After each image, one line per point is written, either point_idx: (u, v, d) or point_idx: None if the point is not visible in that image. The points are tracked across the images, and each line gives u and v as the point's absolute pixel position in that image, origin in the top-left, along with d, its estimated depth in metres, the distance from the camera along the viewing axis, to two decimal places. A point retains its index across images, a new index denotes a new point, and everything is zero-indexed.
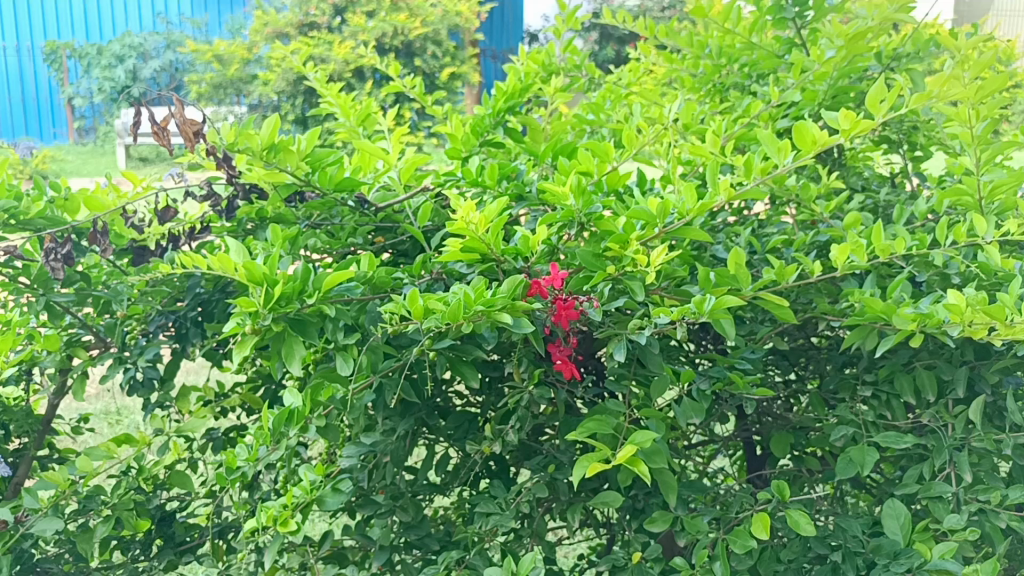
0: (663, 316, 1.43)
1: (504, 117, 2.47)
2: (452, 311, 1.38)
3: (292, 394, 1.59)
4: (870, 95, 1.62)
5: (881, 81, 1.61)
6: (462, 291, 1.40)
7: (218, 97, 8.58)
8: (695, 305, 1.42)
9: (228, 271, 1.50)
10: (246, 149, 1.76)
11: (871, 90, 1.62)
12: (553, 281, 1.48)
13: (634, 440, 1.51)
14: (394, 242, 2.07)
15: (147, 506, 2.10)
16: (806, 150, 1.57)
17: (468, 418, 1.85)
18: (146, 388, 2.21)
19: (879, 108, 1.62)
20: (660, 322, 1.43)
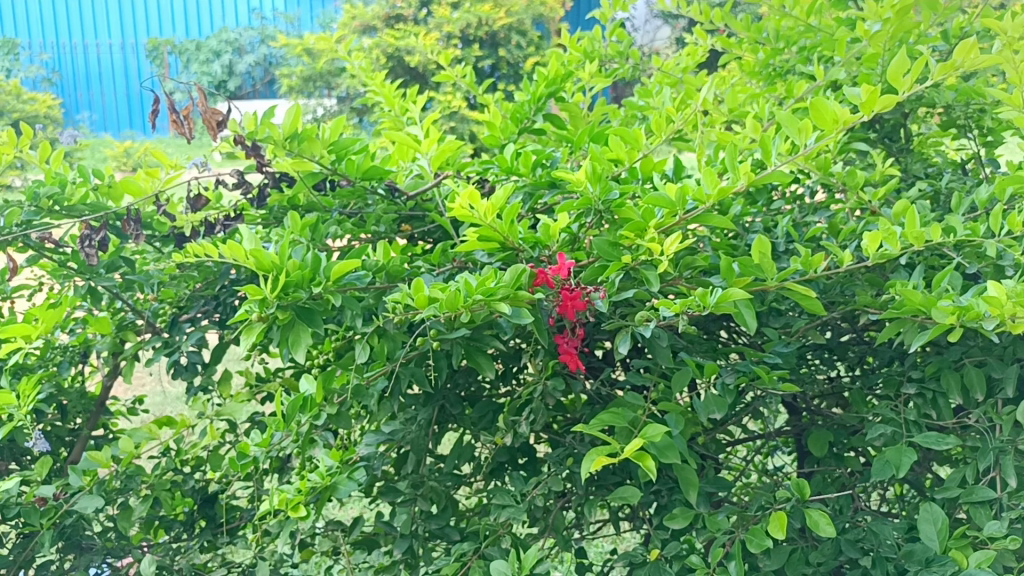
0: (666, 308, 1.38)
1: (546, 103, 2.43)
2: (449, 301, 1.36)
3: (307, 380, 1.61)
4: (890, 69, 1.53)
5: (901, 54, 1.53)
6: (462, 280, 1.38)
7: (307, 91, 8.63)
8: (699, 296, 1.36)
9: (239, 259, 1.51)
10: (267, 136, 1.78)
11: (892, 63, 1.53)
12: (559, 271, 1.44)
13: (645, 434, 1.45)
14: (424, 231, 2.06)
15: (187, 488, 2.13)
16: (828, 129, 1.47)
17: (493, 404, 1.84)
18: (189, 373, 2.26)
19: (902, 83, 1.54)
20: (664, 315, 1.38)
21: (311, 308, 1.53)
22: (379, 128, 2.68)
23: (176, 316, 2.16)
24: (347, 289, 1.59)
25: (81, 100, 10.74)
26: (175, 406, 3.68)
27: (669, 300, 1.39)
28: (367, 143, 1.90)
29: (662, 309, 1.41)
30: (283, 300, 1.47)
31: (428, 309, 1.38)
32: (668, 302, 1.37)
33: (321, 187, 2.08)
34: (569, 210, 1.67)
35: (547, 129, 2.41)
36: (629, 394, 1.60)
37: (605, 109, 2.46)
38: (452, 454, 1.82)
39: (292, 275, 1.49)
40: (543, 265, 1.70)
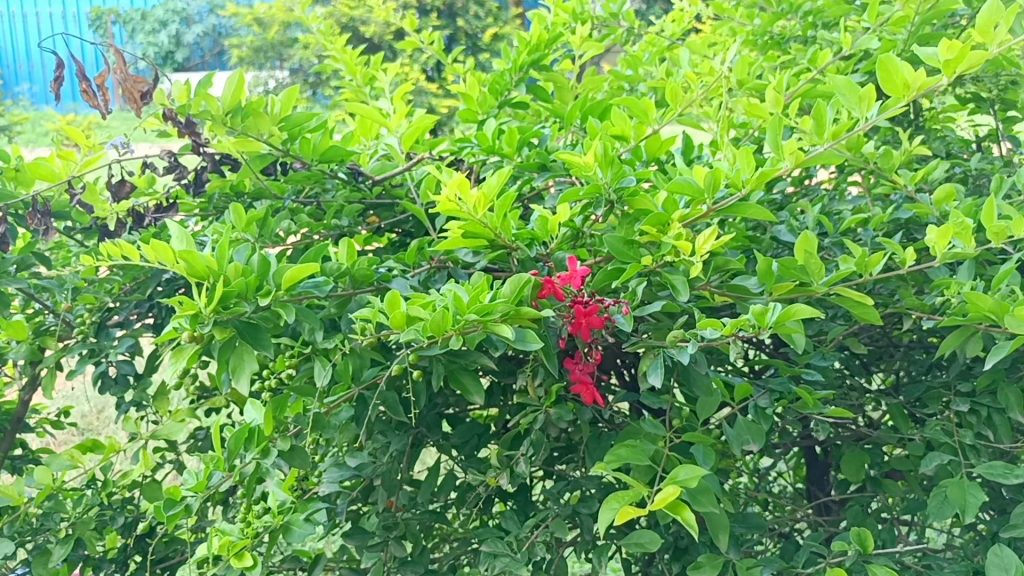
0: (711, 328, 1.08)
1: (528, 72, 2.13)
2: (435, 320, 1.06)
3: (253, 408, 1.26)
4: (980, 20, 1.33)
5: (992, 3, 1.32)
6: (452, 293, 1.09)
7: (258, 62, 8.12)
8: (753, 316, 1.07)
9: (166, 263, 1.19)
10: (204, 109, 1.45)
11: (981, 16, 1.32)
12: (572, 280, 1.13)
13: (676, 477, 1.18)
14: (393, 222, 1.76)
15: (117, 525, 1.82)
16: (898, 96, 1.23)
17: (478, 426, 1.56)
18: (120, 387, 1.94)
19: (994, 38, 1.32)
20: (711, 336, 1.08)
21: (257, 323, 1.21)
22: (336, 100, 2.36)
23: (101, 321, 1.79)
24: (303, 300, 1.27)
25: (18, 71, 10.11)
26: (112, 427, 3.39)
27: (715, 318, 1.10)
28: (324, 118, 1.60)
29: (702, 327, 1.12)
30: (220, 315, 1.16)
31: (407, 329, 1.08)
32: (715, 321, 1.08)
33: (271, 170, 1.78)
34: (572, 199, 1.39)
35: (528, 103, 2.12)
36: (645, 423, 1.33)
37: (594, 80, 2.18)
38: (429, 488, 1.53)
39: (233, 284, 1.17)
40: (540, 266, 1.43)
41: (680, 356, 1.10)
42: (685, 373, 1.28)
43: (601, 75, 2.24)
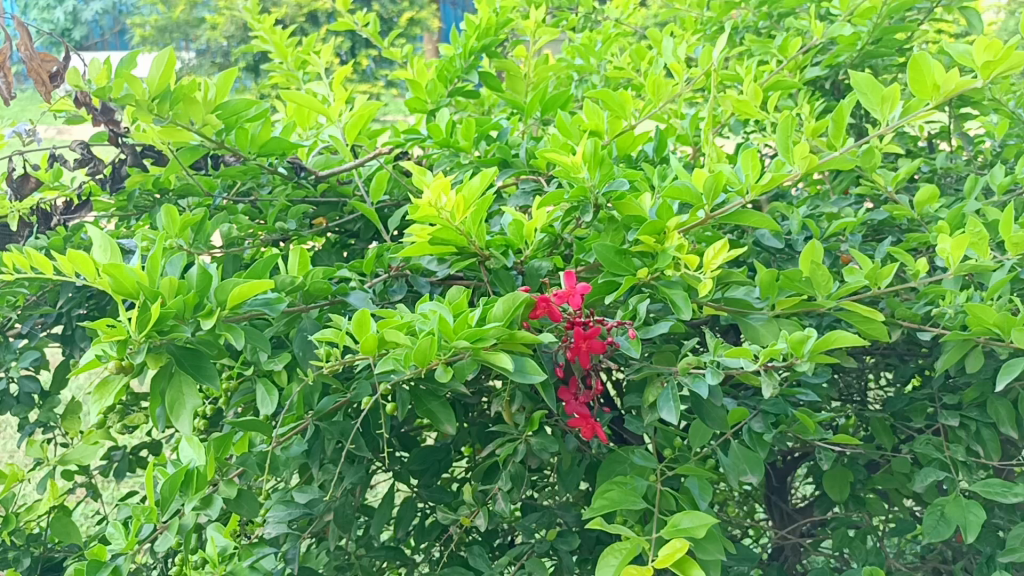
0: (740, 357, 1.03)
1: (478, 59, 1.96)
2: (421, 351, 0.92)
3: (190, 447, 1.10)
4: None
5: None
6: (437, 316, 0.94)
7: (164, 42, 7.67)
8: (788, 343, 1.02)
9: (85, 278, 1.00)
10: (124, 93, 1.22)
11: None
12: (569, 298, 1.03)
13: (680, 526, 1.04)
14: (338, 222, 1.58)
15: (21, 569, 1.58)
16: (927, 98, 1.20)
17: (440, 451, 1.41)
18: (22, 407, 1.72)
19: None
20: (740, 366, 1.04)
21: (197, 348, 1.02)
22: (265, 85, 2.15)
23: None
24: (249, 319, 1.09)
25: None
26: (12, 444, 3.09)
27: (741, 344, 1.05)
28: (264, 107, 1.41)
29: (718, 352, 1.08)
30: (153, 341, 0.98)
31: (386, 361, 0.96)
32: (745, 351, 1.03)
33: (198, 164, 1.58)
34: (552, 203, 1.25)
35: (478, 91, 1.95)
36: (633, 454, 1.19)
37: (547, 69, 2.03)
38: (386, 522, 1.38)
39: (168, 302, 0.99)
40: (515, 274, 1.28)
41: (698, 386, 1.06)
42: (696, 403, 1.16)
43: (553, 63, 2.09)
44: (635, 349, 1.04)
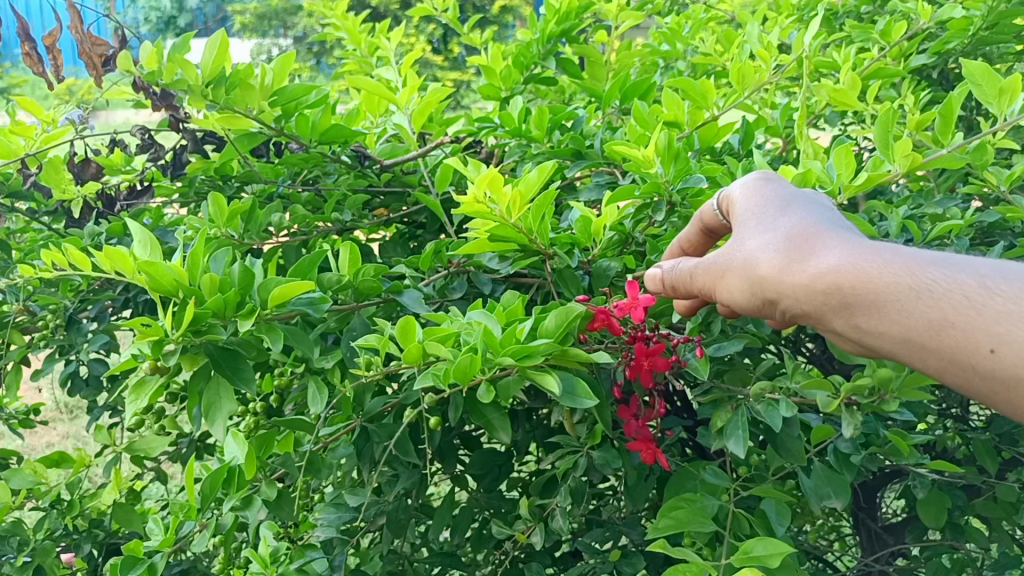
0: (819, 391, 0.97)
1: (558, 45, 1.87)
2: (460, 368, 0.88)
3: (234, 442, 1.02)
4: None
5: None
6: (481, 327, 0.89)
7: (262, 29, 7.79)
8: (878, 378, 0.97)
9: (124, 274, 0.96)
10: (178, 78, 1.21)
11: None
12: (632, 310, 0.96)
13: (752, 553, 0.93)
14: (404, 213, 1.52)
15: (81, 555, 1.51)
16: None
17: (499, 455, 1.34)
18: (91, 389, 1.65)
19: None
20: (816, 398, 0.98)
21: (236, 351, 0.98)
22: (341, 71, 2.11)
23: (62, 315, 1.51)
24: (294, 317, 1.03)
25: None
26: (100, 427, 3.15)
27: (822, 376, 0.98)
28: (324, 92, 1.36)
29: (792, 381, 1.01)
30: (189, 342, 0.93)
31: (425, 376, 0.91)
32: (824, 384, 0.97)
33: (261, 151, 1.55)
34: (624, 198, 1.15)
35: (557, 78, 1.86)
36: (704, 471, 1.09)
37: (629, 55, 1.92)
38: (445, 525, 1.27)
39: (207, 301, 0.94)
40: (581, 275, 1.20)
41: (773, 418, 0.97)
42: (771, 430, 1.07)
43: (637, 49, 1.98)
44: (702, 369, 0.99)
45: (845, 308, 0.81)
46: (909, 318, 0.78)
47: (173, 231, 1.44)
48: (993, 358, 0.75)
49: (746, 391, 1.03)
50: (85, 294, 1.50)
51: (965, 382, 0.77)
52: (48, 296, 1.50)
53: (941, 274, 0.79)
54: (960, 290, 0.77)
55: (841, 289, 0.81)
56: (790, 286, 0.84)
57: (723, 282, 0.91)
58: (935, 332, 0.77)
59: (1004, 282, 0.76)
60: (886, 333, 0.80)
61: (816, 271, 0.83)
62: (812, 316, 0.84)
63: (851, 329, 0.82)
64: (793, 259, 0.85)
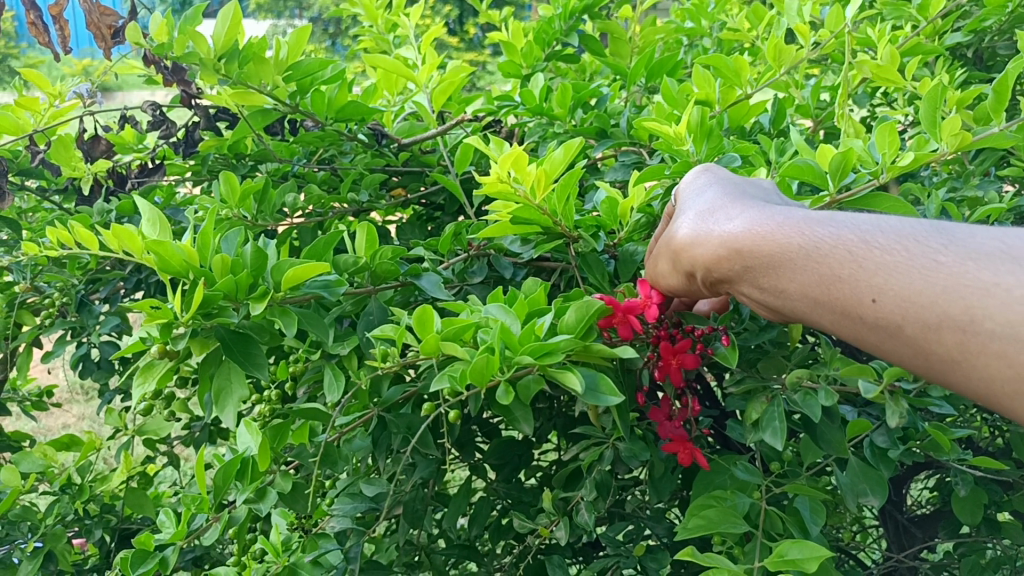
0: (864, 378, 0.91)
1: (580, 21, 1.81)
2: (477, 370, 0.84)
3: (247, 433, 0.99)
4: None
5: None
6: (499, 326, 0.85)
7: (278, 10, 7.73)
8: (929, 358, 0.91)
9: (134, 254, 0.93)
10: (190, 52, 1.17)
11: None
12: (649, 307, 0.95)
13: (786, 557, 0.89)
14: (422, 194, 1.48)
15: (93, 541, 1.47)
16: None
17: (519, 444, 1.29)
18: (103, 372, 1.61)
19: None
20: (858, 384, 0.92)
21: (248, 334, 0.93)
22: (357, 48, 2.05)
23: (72, 296, 1.47)
24: (307, 302, 0.99)
25: None
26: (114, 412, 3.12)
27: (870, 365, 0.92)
28: (341, 68, 1.32)
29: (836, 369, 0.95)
30: (199, 324, 0.89)
31: (440, 377, 0.87)
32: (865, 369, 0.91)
33: (275, 129, 1.51)
34: (652, 177, 1.10)
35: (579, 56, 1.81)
36: (735, 467, 1.04)
37: (653, 33, 1.86)
38: (461, 513, 1.23)
39: (218, 282, 0.89)
40: (607, 260, 1.15)
41: (810, 407, 0.93)
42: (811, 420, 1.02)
43: (661, 27, 1.93)
44: (732, 357, 0.93)
45: (745, 268, 0.83)
46: (798, 274, 0.79)
47: (185, 210, 1.41)
48: (875, 308, 0.73)
49: (782, 382, 0.99)
50: (95, 275, 1.46)
51: (857, 334, 0.75)
52: (57, 275, 1.46)
53: (829, 229, 0.78)
54: (844, 247, 0.76)
55: (738, 252, 0.83)
56: (700, 253, 0.87)
57: (661, 258, 0.94)
58: (823, 285, 0.77)
59: (885, 235, 0.75)
60: (784, 292, 0.80)
61: (720, 238, 0.85)
62: (724, 282, 0.86)
63: (755, 291, 0.83)
64: (703, 227, 0.88)
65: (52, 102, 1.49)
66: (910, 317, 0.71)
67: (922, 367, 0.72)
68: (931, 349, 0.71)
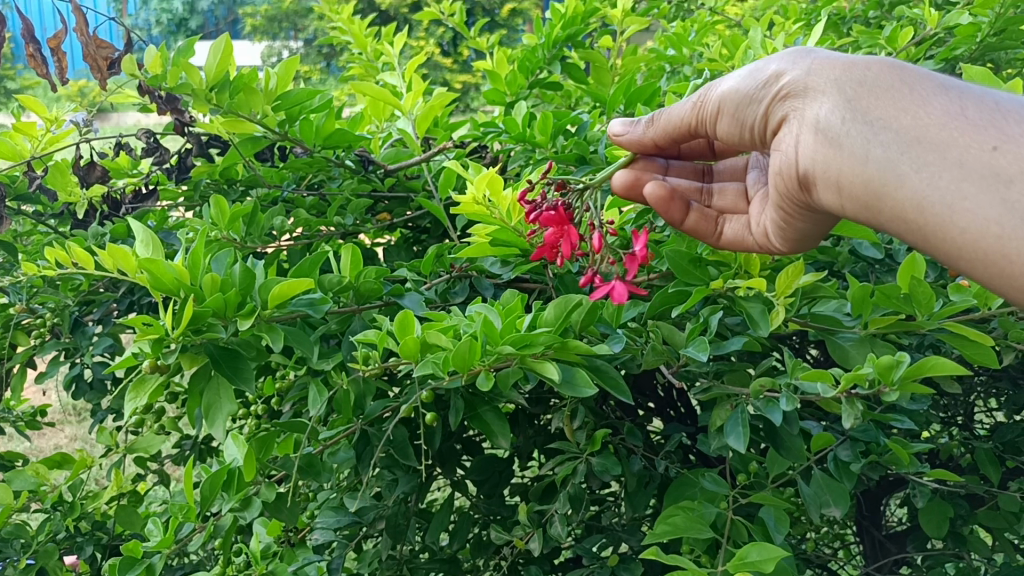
0: (822, 385, 0.94)
1: (563, 49, 1.86)
2: (460, 355, 0.90)
3: (234, 444, 1.04)
4: None
5: None
6: (483, 317, 0.91)
7: (272, 32, 7.81)
8: (875, 369, 0.92)
9: (126, 273, 0.98)
10: (183, 83, 1.22)
11: None
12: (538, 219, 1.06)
13: (748, 559, 0.93)
14: (407, 218, 1.52)
15: (83, 558, 1.50)
16: None
17: (500, 461, 1.34)
18: (96, 393, 1.65)
19: None
20: (818, 390, 0.96)
21: (236, 350, 0.98)
22: (347, 75, 2.10)
23: (66, 317, 1.51)
24: (293, 318, 1.03)
25: None
26: None
27: (829, 371, 0.95)
28: (328, 96, 1.36)
29: (798, 377, 1.00)
30: (189, 341, 0.93)
31: (424, 363, 0.92)
32: (824, 375, 0.95)
33: (265, 155, 1.56)
34: (623, 204, 1.22)
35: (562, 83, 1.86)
36: (703, 478, 1.09)
37: (635, 60, 1.91)
38: (443, 527, 1.27)
39: (207, 299, 0.94)
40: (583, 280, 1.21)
41: (771, 411, 0.98)
42: (771, 431, 1.07)
43: (643, 55, 1.98)
44: (702, 349, 1.00)
45: (853, 90, 0.92)
46: (911, 110, 0.88)
47: (177, 233, 1.45)
48: (994, 153, 0.82)
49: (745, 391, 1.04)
50: (89, 295, 1.50)
51: (950, 171, 0.83)
52: (51, 296, 1.50)
53: (964, 85, 0.89)
54: (979, 98, 0.86)
55: (861, 72, 0.92)
56: (810, 64, 0.96)
57: (741, 78, 1.04)
58: (933, 126, 0.86)
59: (1012, 105, 0.86)
60: (884, 111, 0.88)
61: (846, 56, 0.95)
62: (808, 98, 0.95)
63: (842, 111, 0.91)
64: (824, 51, 0.98)
65: (49, 129, 1.54)
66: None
67: (996, 229, 0.81)
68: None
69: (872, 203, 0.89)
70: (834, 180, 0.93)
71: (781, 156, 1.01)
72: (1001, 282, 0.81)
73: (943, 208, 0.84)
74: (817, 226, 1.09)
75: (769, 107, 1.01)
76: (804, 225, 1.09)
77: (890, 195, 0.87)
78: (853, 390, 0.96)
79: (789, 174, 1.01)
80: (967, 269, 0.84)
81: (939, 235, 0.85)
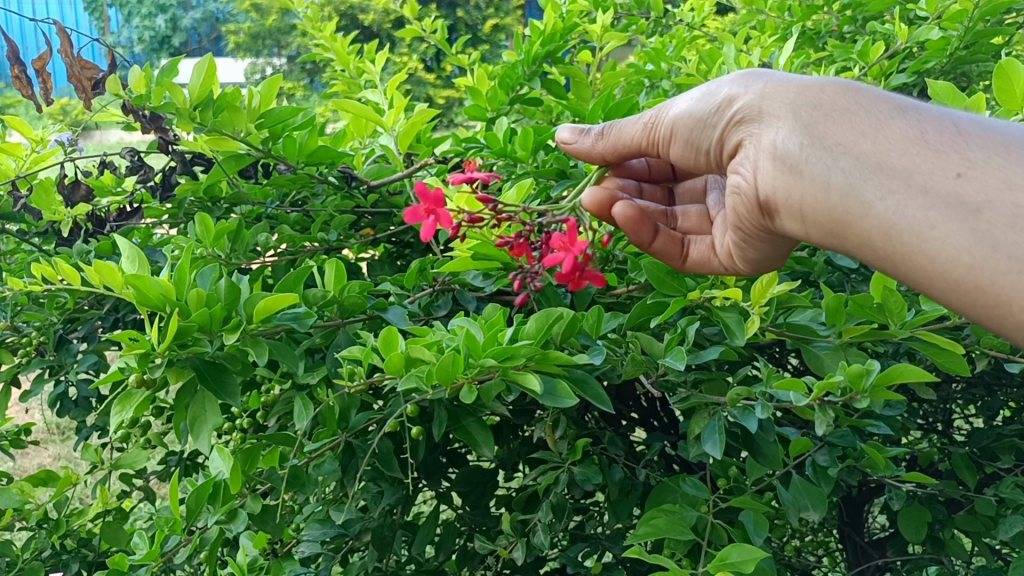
0: (795, 391, 0.96)
1: (543, 66, 1.89)
2: (444, 368, 0.91)
3: (220, 457, 1.05)
4: None
5: None
6: (466, 331, 0.93)
7: (255, 49, 7.83)
8: (847, 377, 0.95)
9: (112, 289, 0.99)
10: (167, 101, 1.24)
11: None
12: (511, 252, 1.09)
13: (728, 561, 0.94)
14: (390, 233, 1.54)
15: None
16: (1019, 109, 1.10)
17: (484, 473, 1.35)
18: (80, 410, 1.65)
19: None
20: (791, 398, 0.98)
21: (222, 364, 0.99)
22: (329, 92, 2.12)
23: (51, 334, 1.52)
24: (279, 333, 1.05)
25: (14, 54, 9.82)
26: None
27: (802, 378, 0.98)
28: (310, 114, 1.38)
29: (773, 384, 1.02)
30: (174, 355, 0.95)
31: (408, 376, 0.93)
32: (796, 382, 0.97)
33: (249, 172, 1.58)
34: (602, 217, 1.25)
35: (542, 99, 1.88)
36: (684, 486, 1.11)
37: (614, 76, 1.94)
38: (429, 539, 1.28)
39: (193, 315, 0.95)
40: (563, 293, 1.24)
41: (747, 419, 1.00)
42: (748, 437, 1.09)
43: (622, 70, 2.01)
44: (679, 358, 1.02)
45: (808, 116, 0.94)
46: (870, 135, 0.90)
47: (161, 249, 1.47)
48: (957, 180, 0.84)
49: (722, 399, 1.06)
50: (74, 312, 1.51)
51: (915, 199, 0.85)
52: (36, 313, 1.50)
53: (922, 109, 0.91)
54: (939, 122, 0.89)
55: (816, 96, 0.95)
56: (763, 87, 1.00)
57: (695, 102, 1.08)
58: (894, 153, 0.88)
59: (971, 125, 0.88)
60: (841, 137, 0.91)
61: (799, 80, 0.97)
62: (764, 123, 0.98)
63: (801, 137, 0.94)
64: (778, 75, 1.00)
65: (33, 149, 1.55)
66: (989, 192, 0.82)
67: (967, 259, 0.81)
68: (991, 234, 0.81)
69: (838, 230, 0.92)
70: (798, 206, 0.95)
71: (739, 178, 1.04)
72: (973, 309, 0.82)
73: (910, 235, 0.85)
74: (774, 251, 1.12)
75: (725, 131, 1.04)
76: (762, 248, 1.11)
77: (856, 222, 0.89)
78: (826, 398, 0.99)
79: (750, 197, 1.03)
80: (939, 295, 0.86)
81: (908, 262, 0.86)
